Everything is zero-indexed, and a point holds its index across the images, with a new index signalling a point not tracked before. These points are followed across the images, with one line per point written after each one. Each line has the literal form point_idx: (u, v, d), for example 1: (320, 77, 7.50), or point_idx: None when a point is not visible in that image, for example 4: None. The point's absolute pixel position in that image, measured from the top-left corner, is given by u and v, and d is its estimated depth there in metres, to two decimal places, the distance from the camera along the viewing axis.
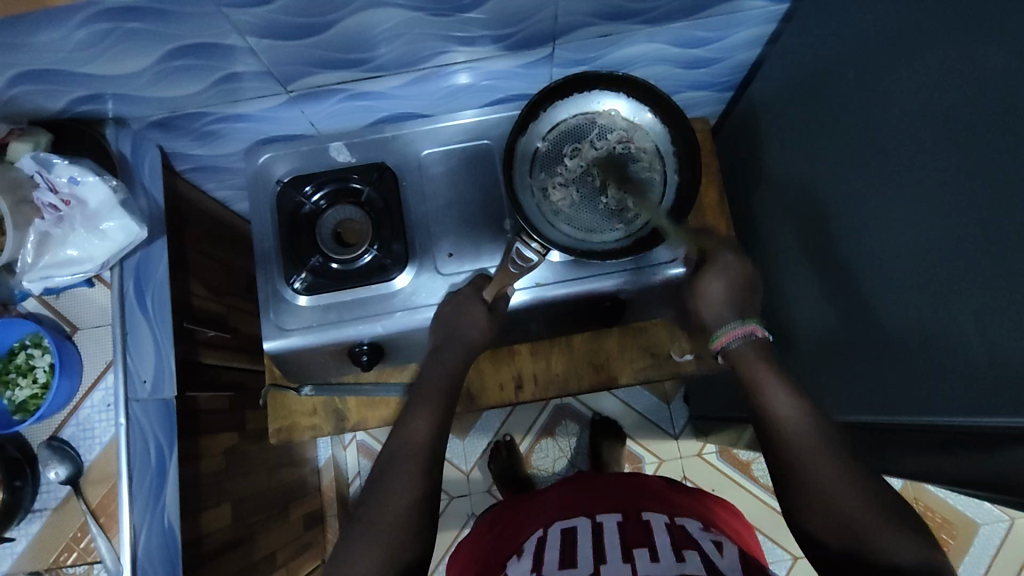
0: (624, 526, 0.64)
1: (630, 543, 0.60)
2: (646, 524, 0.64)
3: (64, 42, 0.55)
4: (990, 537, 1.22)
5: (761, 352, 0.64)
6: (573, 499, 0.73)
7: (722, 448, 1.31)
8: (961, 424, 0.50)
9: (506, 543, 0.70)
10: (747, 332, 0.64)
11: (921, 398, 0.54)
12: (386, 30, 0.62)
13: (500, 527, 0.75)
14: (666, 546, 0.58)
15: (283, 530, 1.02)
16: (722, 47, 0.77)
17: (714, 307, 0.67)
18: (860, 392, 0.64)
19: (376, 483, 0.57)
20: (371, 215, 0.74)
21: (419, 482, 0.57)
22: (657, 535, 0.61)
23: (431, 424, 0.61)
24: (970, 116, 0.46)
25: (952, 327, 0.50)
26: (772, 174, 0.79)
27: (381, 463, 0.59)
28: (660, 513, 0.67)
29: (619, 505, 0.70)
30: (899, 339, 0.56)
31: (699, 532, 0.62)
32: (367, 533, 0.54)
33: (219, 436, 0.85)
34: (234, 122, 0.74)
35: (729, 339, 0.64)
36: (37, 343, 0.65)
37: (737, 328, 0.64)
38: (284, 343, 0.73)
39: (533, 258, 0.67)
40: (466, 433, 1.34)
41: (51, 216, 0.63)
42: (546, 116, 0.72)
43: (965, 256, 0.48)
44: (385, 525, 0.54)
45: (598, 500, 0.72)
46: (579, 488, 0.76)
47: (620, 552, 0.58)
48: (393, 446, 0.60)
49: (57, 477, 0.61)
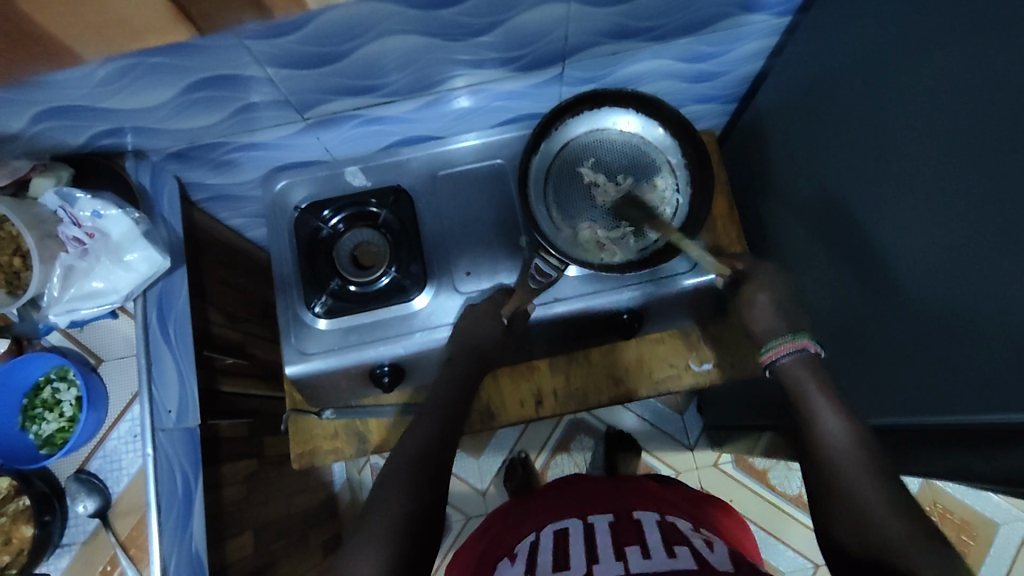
0: (616, 527, 0.64)
1: (622, 543, 0.60)
2: (636, 522, 0.65)
3: (88, 79, 0.56)
4: (1010, 537, 1.21)
5: (813, 369, 0.60)
6: (568, 504, 0.73)
7: (738, 457, 1.31)
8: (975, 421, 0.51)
9: (501, 544, 0.70)
10: (798, 347, 0.60)
11: (933, 399, 0.55)
12: (400, 56, 0.64)
13: (501, 527, 0.74)
14: (656, 543, 0.59)
15: (303, 556, 1.01)
16: (726, 61, 0.79)
17: (777, 336, 0.62)
18: (875, 393, 0.64)
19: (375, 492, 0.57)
20: (388, 237, 0.75)
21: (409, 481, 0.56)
22: (647, 535, 0.61)
23: (425, 435, 0.61)
24: (976, 117, 0.48)
25: (965, 325, 0.51)
26: (780, 183, 0.80)
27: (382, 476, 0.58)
28: (652, 513, 0.67)
29: (609, 508, 0.70)
30: (914, 338, 0.57)
31: (690, 531, 0.63)
32: (364, 537, 0.53)
33: (240, 463, 0.85)
34: (251, 150, 0.75)
35: (779, 354, 0.61)
36: (62, 376, 0.65)
37: (788, 342, 0.61)
38: (306, 366, 0.73)
39: (552, 272, 0.70)
40: (481, 452, 1.33)
41: (75, 250, 0.63)
42: (558, 133, 0.73)
43: (976, 255, 0.49)
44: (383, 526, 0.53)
45: (595, 501, 0.72)
46: (574, 492, 0.76)
47: (612, 550, 0.59)
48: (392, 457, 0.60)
49: (85, 510, 0.61)
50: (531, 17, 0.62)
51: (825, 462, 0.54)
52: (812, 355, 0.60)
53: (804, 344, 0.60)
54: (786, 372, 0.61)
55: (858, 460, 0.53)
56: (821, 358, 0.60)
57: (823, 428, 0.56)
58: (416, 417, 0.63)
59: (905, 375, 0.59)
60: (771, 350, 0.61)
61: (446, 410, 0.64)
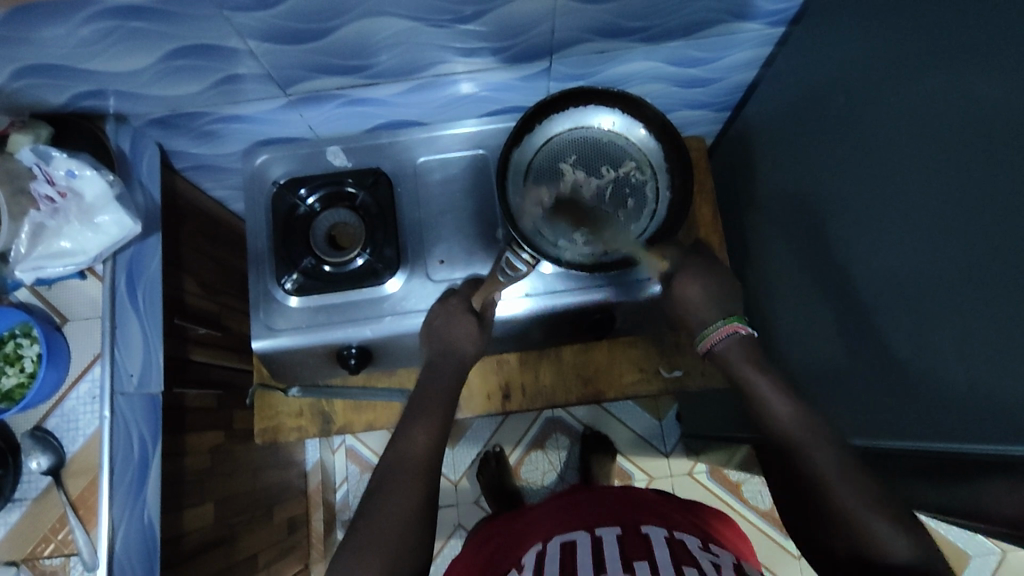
0: (623, 540, 0.64)
1: (630, 555, 0.60)
2: (644, 538, 0.64)
3: (69, 38, 0.56)
4: (981, 570, 1.20)
5: (748, 350, 0.62)
6: (571, 516, 0.72)
7: (713, 468, 1.31)
8: (937, 447, 0.50)
9: (507, 556, 0.69)
10: (730, 332, 0.63)
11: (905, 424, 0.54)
12: (387, 38, 0.63)
13: (505, 540, 0.73)
14: (665, 560, 0.59)
15: (266, 531, 1.02)
16: (718, 68, 0.78)
17: (710, 322, 0.65)
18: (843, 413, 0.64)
19: (377, 494, 0.57)
20: (365, 219, 0.75)
21: (419, 490, 0.57)
22: (656, 551, 0.61)
23: (430, 437, 0.61)
24: (950, 138, 0.47)
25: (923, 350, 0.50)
26: (763, 195, 0.80)
27: (378, 475, 0.59)
28: (659, 527, 0.67)
29: (612, 519, 0.70)
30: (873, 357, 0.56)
31: (699, 549, 0.62)
32: (367, 543, 0.53)
33: (206, 434, 0.86)
34: (233, 123, 0.75)
35: (715, 339, 0.63)
36: (27, 333, 0.66)
37: (720, 328, 0.63)
38: (273, 342, 0.73)
39: (522, 268, 0.70)
40: (455, 442, 1.33)
41: (47, 208, 0.63)
42: (541, 129, 0.72)
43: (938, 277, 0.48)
44: (384, 535, 0.54)
45: (597, 512, 0.72)
46: (572, 505, 0.75)
47: (620, 563, 0.59)
48: (392, 456, 0.59)
49: (39, 466, 0.62)
50: (519, 8, 0.61)
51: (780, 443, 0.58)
52: (745, 337, 0.63)
53: (736, 328, 0.63)
54: (722, 357, 0.63)
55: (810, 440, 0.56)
56: (755, 339, 0.63)
57: (773, 408, 0.59)
58: (411, 414, 0.63)
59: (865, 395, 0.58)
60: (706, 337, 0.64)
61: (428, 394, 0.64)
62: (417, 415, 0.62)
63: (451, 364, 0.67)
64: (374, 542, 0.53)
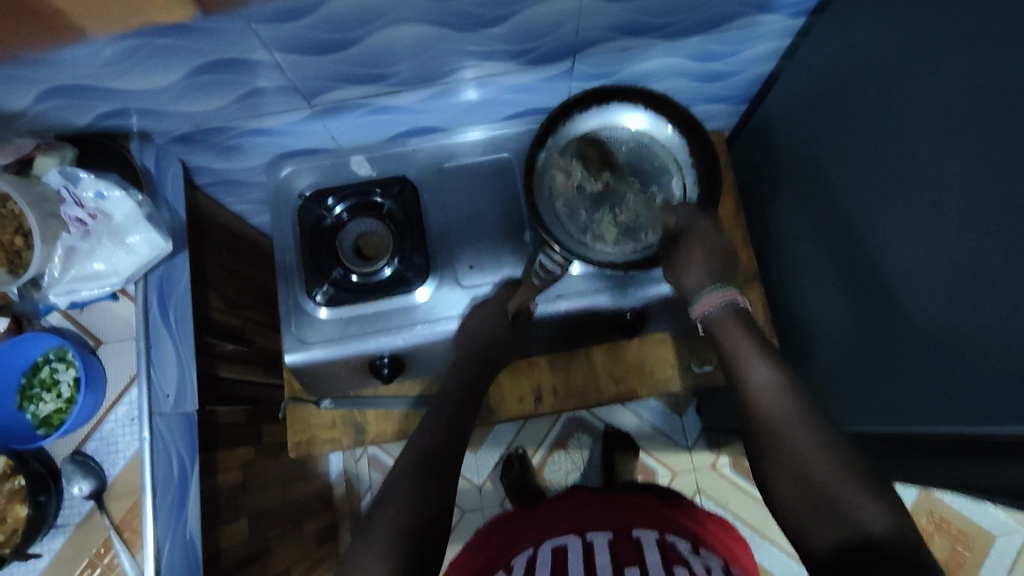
0: (615, 546, 0.65)
1: (622, 559, 0.62)
2: (635, 541, 0.66)
3: (95, 58, 0.56)
4: (1007, 549, 1.21)
5: (740, 321, 0.62)
6: (560, 514, 0.73)
7: (735, 461, 1.31)
8: (965, 433, 0.50)
9: (499, 552, 0.69)
10: (726, 298, 0.62)
11: (930, 411, 0.54)
12: (409, 46, 0.63)
13: (499, 531, 0.73)
14: (655, 563, 0.61)
15: (298, 545, 1.01)
16: (738, 61, 0.78)
17: (709, 286, 0.63)
18: (864, 400, 0.64)
19: (388, 499, 0.56)
20: (392, 228, 0.75)
21: (431, 495, 0.56)
22: (646, 552, 0.64)
23: (440, 438, 0.62)
24: (987, 124, 0.47)
25: (965, 341, 0.50)
26: (787, 187, 0.79)
27: (392, 479, 0.58)
28: (650, 530, 0.69)
29: (606, 524, 0.70)
30: (910, 348, 0.56)
31: (689, 553, 0.65)
32: (371, 548, 0.53)
33: (236, 450, 0.85)
34: (256, 136, 0.74)
35: (708, 305, 0.62)
36: (62, 357, 0.65)
37: (718, 293, 0.62)
38: (305, 355, 0.72)
39: (555, 269, 0.71)
40: (479, 446, 1.33)
41: (78, 230, 0.63)
42: (566, 128, 0.72)
43: (981, 264, 0.48)
44: (394, 542, 0.53)
45: (591, 513, 0.72)
46: (569, 501, 0.74)
47: (611, 568, 0.61)
48: (404, 459, 0.59)
49: (81, 492, 0.61)
50: (544, 10, 0.61)
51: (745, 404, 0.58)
52: (740, 306, 0.62)
53: (732, 296, 0.62)
54: (716, 322, 0.63)
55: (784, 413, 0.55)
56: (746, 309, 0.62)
57: (751, 377, 0.58)
58: (428, 416, 0.64)
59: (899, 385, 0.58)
60: (701, 301, 0.63)
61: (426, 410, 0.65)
62: (431, 417, 0.64)
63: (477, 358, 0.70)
64: (378, 546, 0.53)
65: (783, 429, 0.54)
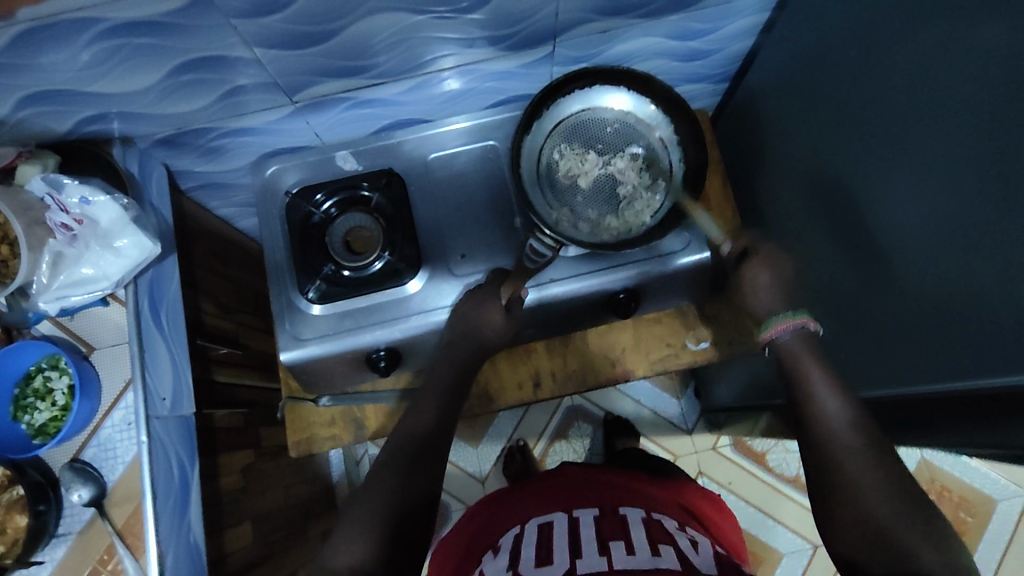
0: (601, 521, 0.63)
1: (606, 536, 0.59)
2: (621, 517, 0.64)
3: (73, 62, 0.55)
4: (1008, 514, 1.22)
5: (813, 346, 0.59)
6: (547, 496, 0.72)
7: (736, 440, 1.31)
8: (972, 387, 0.51)
9: (483, 541, 0.68)
10: (797, 324, 0.60)
11: (933, 366, 0.54)
12: (389, 36, 0.63)
13: (484, 519, 0.71)
14: (640, 540, 0.58)
15: (303, 547, 1.01)
16: (717, 38, 0.78)
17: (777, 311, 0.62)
18: (863, 364, 0.65)
19: (380, 469, 0.60)
20: (382, 221, 0.75)
21: (423, 475, 0.60)
22: (633, 531, 0.60)
23: (434, 416, 0.65)
24: (966, 81, 0.48)
25: (957, 297, 0.50)
26: (772, 161, 0.80)
27: (387, 452, 0.61)
28: (636, 508, 0.66)
29: (595, 501, 0.69)
30: (905, 309, 0.56)
31: (676, 529, 0.63)
32: (358, 514, 0.57)
33: (236, 453, 0.84)
34: (241, 136, 0.74)
35: (779, 330, 0.60)
36: (54, 365, 0.65)
37: (788, 320, 0.60)
38: (301, 352, 0.72)
39: (546, 253, 0.70)
40: (480, 440, 1.33)
41: (64, 235, 0.62)
42: (550, 112, 0.72)
43: (967, 221, 0.49)
44: (381, 509, 0.57)
45: (581, 493, 0.71)
46: (560, 483, 0.75)
47: (596, 545, 0.58)
48: (397, 432, 0.63)
49: (80, 499, 0.60)
50: None
51: (816, 440, 0.55)
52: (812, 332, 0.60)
53: (805, 322, 0.60)
54: (782, 346, 0.61)
55: (856, 450, 0.52)
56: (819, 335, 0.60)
57: (828, 403, 0.55)
58: (422, 393, 0.67)
59: (894, 345, 0.59)
60: (772, 325, 0.61)
61: (425, 432, 0.63)
62: (425, 393, 0.67)
63: (472, 345, 0.69)
64: (367, 506, 0.57)
65: (847, 451, 0.52)
